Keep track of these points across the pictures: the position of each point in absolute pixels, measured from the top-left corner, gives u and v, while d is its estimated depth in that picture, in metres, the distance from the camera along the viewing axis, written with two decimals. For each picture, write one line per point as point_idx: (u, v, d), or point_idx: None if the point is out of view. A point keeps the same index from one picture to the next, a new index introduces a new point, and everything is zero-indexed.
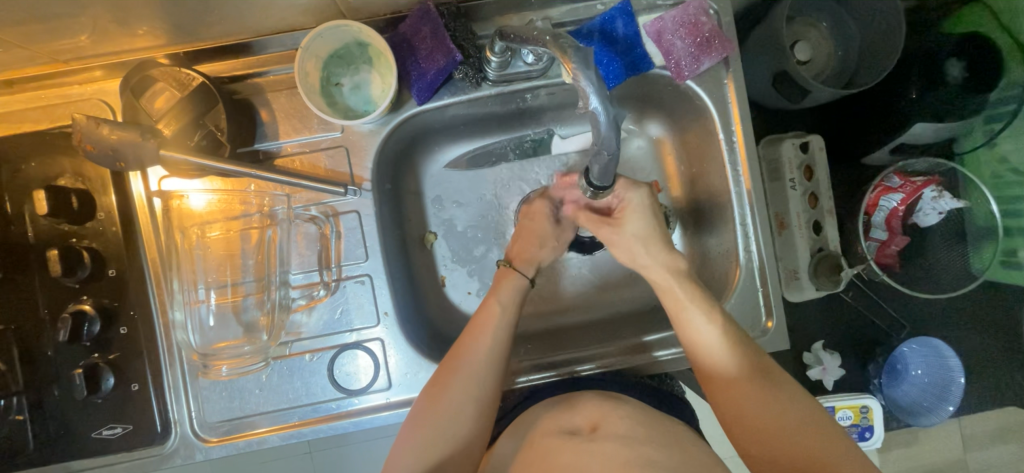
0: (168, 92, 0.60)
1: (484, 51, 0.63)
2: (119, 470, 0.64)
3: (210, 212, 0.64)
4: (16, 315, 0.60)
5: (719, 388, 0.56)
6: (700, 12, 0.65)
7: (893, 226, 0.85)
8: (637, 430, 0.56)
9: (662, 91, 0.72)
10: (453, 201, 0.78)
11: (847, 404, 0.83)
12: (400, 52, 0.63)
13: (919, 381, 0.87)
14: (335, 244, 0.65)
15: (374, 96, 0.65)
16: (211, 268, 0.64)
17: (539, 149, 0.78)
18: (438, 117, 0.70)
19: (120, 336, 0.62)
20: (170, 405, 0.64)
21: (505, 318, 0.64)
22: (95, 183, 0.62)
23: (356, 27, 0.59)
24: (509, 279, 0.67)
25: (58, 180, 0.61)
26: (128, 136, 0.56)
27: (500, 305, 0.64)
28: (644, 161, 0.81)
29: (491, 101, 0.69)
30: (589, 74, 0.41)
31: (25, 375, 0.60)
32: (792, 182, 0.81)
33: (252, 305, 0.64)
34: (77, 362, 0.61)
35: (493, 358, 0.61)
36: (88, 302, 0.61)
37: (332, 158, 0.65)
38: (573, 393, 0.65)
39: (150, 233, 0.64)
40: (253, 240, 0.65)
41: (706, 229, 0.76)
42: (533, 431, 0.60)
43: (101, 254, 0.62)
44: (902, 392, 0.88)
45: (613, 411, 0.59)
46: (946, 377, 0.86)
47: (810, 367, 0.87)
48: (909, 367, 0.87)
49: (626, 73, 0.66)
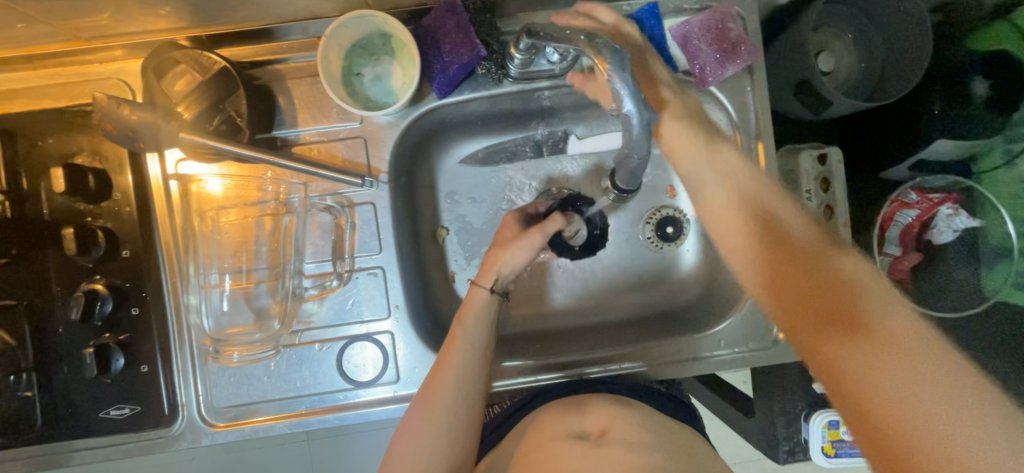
0: (188, 75, 0.59)
1: (507, 48, 0.63)
2: (125, 450, 0.64)
3: (224, 196, 0.64)
4: (28, 291, 0.60)
5: (798, 329, 0.47)
6: (727, 17, 0.64)
7: (907, 241, 0.84)
8: (644, 436, 0.58)
9: None
10: (466, 197, 0.77)
11: None
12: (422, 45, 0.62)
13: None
14: (349, 235, 0.65)
15: (394, 89, 0.64)
16: (224, 253, 0.64)
17: (556, 147, 0.77)
18: (457, 112, 0.69)
19: (130, 317, 0.62)
20: (178, 388, 0.64)
21: (476, 340, 0.61)
22: (112, 163, 0.61)
23: (382, 18, 0.59)
24: (474, 296, 0.62)
25: (75, 158, 0.61)
26: (149, 117, 0.57)
27: (465, 330, 0.61)
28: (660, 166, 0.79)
29: (508, 96, 0.68)
30: (624, 76, 0.41)
31: (36, 352, 0.61)
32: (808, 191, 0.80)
33: (264, 292, 0.64)
34: (87, 341, 0.61)
35: (460, 386, 0.59)
36: (100, 282, 0.61)
37: (350, 148, 0.65)
38: (582, 396, 0.65)
39: (165, 216, 0.64)
40: (267, 227, 0.64)
41: None
42: (542, 431, 0.61)
43: (115, 234, 0.62)
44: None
45: (622, 416, 0.61)
46: None
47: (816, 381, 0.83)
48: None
49: None
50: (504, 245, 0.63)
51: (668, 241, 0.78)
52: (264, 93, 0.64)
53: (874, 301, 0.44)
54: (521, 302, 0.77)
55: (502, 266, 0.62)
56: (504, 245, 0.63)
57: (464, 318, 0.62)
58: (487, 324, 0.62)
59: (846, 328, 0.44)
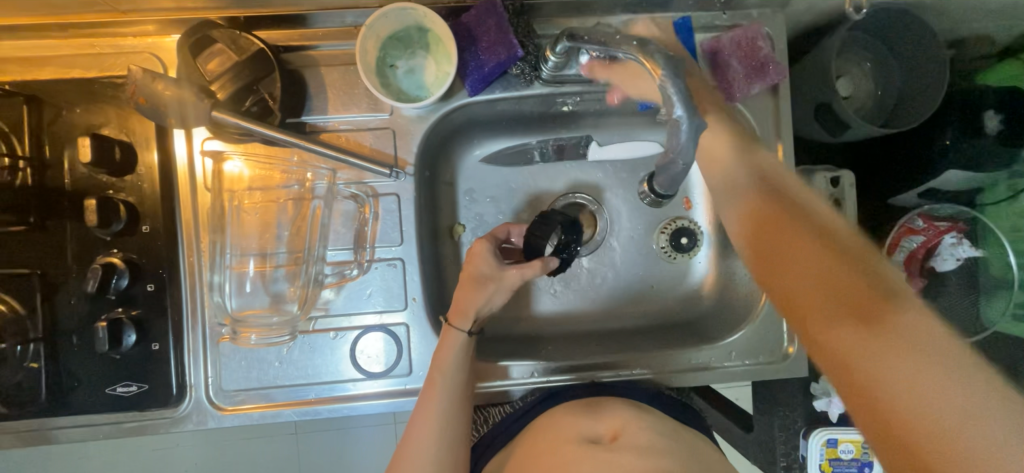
0: (223, 55, 0.58)
1: (543, 51, 0.64)
2: (126, 429, 0.63)
3: (249, 179, 0.63)
4: (42, 261, 0.60)
5: (799, 280, 0.47)
6: (758, 36, 0.66)
7: (911, 269, 0.85)
8: (657, 443, 0.59)
9: None
10: (484, 196, 0.78)
11: (849, 438, 0.82)
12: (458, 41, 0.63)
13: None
14: (372, 224, 0.65)
15: (426, 82, 0.65)
16: (245, 235, 0.64)
17: (577, 153, 0.78)
18: (485, 110, 0.70)
19: (145, 293, 0.61)
20: (188, 368, 0.63)
21: (454, 385, 0.60)
22: (139, 138, 0.61)
23: (424, 12, 0.59)
24: (449, 338, 0.61)
25: (100, 130, 0.60)
26: (184, 94, 0.56)
27: (442, 373, 0.60)
28: None
29: (533, 100, 0.69)
30: (676, 83, 0.46)
31: (46, 323, 0.60)
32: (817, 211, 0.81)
33: (281, 276, 0.64)
34: (99, 314, 0.60)
35: (443, 436, 0.59)
36: (117, 255, 0.60)
37: (378, 139, 0.65)
38: (597, 401, 0.66)
39: (187, 194, 0.63)
40: (290, 211, 0.64)
41: (733, 252, 0.77)
42: (554, 429, 0.62)
43: (136, 209, 0.61)
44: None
45: (634, 422, 0.62)
46: None
47: (816, 398, 0.84)
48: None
49: None
50: (481, 282, 0.62)
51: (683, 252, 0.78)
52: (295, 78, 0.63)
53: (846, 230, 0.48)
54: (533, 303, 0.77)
55: (479, 306, 0.62)
56: (482, 282, 0.62)
57: (439, 362, 0.60)
58: (462, 365, 0.61)
59: (852, 282, 0.43)
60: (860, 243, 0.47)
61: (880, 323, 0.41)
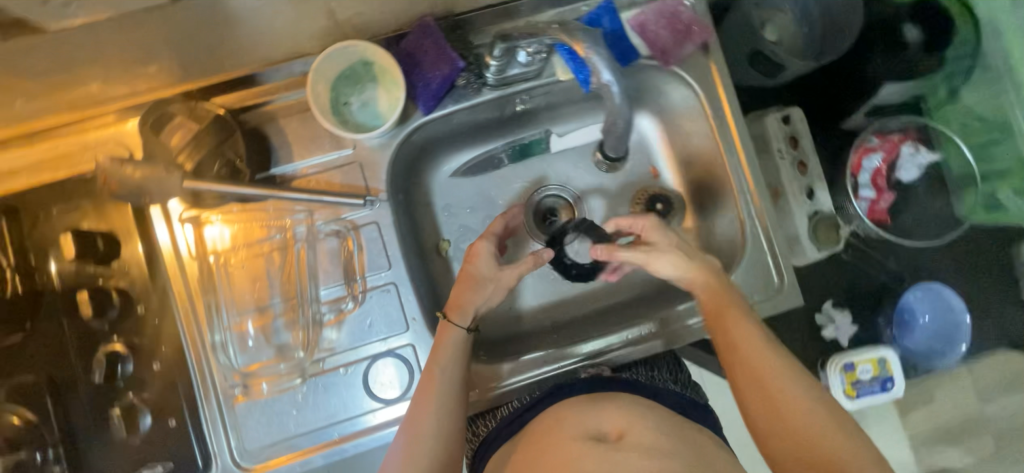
0: (184, 127, 0.62)
1: (482, 58, 0.67)
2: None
3: (231, 241, 0.65)
4: (43, 364, 0.60)
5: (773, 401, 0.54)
6: (677, 3, 0.71)
7: (880, 183, 0.90)
8: (662, 441, 0.54)
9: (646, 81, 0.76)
10: (462, 208, 0.80)
11: (864, 358, 0.86)
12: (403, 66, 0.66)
13: (930, 327, 0.91)
14: (358, 256, 0.67)
15: (382, 111, 0.68)
16: (239, 294, 0.65)
17: (540, 148, 0.81)
18: (443, 125, 0.73)
19: (152, 374, 0.63)
20: (208, 437, 0.63)
21: (451, 377, 0.61)
22: (117, 223, 0.63)
23: (367, 47, 0.63)
24: (445, 334, 0.62)
25: (80, 225, 0.62)
26: (151, 172, 0.58)
27: (440, 371, 0.60)
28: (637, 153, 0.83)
29: (483, 106, 0.72)
30: (599, 51, 0.57)
31: (59, 425, 0.60)
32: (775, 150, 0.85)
33: (284, 326, 0.66)
34: (110, 403, 0.61)
35: (440, 426, 0.59)
36: (118, 342, 0.62)
37: (347, 174, 0.68)
38: (598, 396, 0.64)
39: (174, 271, 0.64)
40: (276, 262, 0.66)
41: (710, 207, 0.78)
42: (557, 430, 0.59)
43: (128, 294, 0.63)
44: (922, 342, 0.92)
45: (641, 420, 0.57)
46: (953, 319, 0.90)
47: (823, 328, 0.91)
48: (921, 316, 0.91)
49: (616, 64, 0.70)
50: (479, 281, 0.64)
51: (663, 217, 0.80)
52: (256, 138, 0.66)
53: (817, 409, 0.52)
54: (532, 299, 0.79)
55: (479, 304, 0.64)
56: (483, 282, 0.64)
57: (436, 359, 0.61)
58: (461, 362, 0.62)
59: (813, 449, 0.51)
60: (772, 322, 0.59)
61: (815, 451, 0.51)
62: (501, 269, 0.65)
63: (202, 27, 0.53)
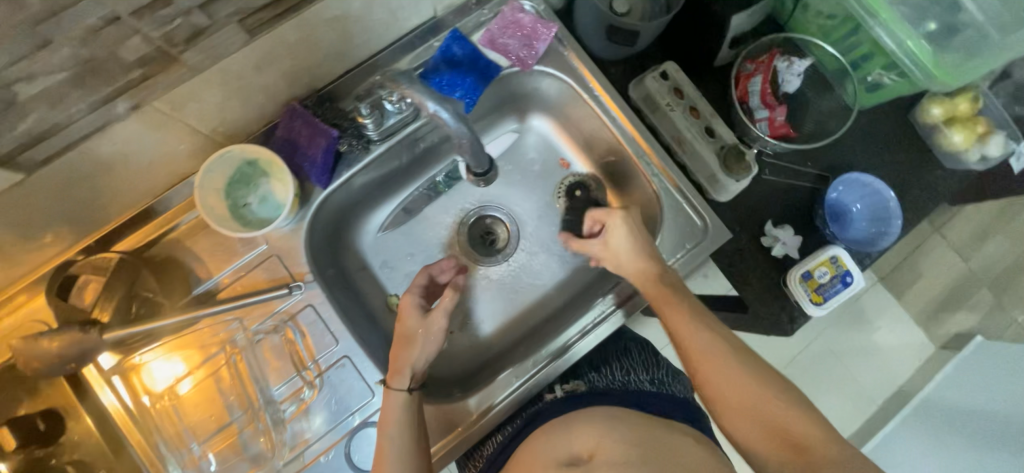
0: (93, 282, 0.62)
1: (357, 120, 0.71)
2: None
3: (180, 376, 0.68)
4: None
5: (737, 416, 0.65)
6: (516, 12, 0.76)
7: (769, 102, 0.94)
8: (631, 454, 0.60)
9: (520, 86, 0.83)
10: (402, 257, 0.84)
11: (817, 263, 0.89)
12: (286, 153, 0.69)
13: (861, 213, 0.96)
14: (303, 343, 0.69)
15: (281, 200, 0.70)
16: (197, 421, 0.67)
17: (456, 177, 0.86)
18: (349, 192, 0.76)
19: None
20: None
21: (403, 444, 0.63)
22: (55, 401, 0.64)
23: (244, 149, 0.65)
24: (388, 398, 0.65)
25: (17, 413, 0.63)
26: (71, 337, 0.58)
27: (389, 437, 0.63)
28: (541, 151, 0.90)
29: (384, 162, 0.77)
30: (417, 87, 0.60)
31: None
32: (658, 110, 0.92)
33: (245, 440, 0.67)
34: None
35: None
36: None
37: (268, 269, 0.70)
38: (569, 419, 0.70)
39: (126, 423, 0.65)
40: (225, 378, 0.68)
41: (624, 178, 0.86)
42: (533, 461, 0.65)
43: (86, 462, 0.64)
44: (857, 229, 0.96)
45: (608, 438, 0.63)
46: (880, 199, 0.94)
47: (772, 248, 0.92)
48: (848, 206, 0.95)
49: (481, 82, 0.74)
50: (408, 338, 0.68)
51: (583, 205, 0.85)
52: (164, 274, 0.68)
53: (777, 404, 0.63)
54: (495, 315, 0.86)
55: (415, 360, 0.67)
56: (412, 337, 0.68)
57: (388, 420, 0.64)
58: (410, 419, 0.64)
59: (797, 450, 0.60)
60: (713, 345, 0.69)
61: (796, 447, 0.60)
62: (424, 317, 0.69)
63: (72, 185, 0.56)
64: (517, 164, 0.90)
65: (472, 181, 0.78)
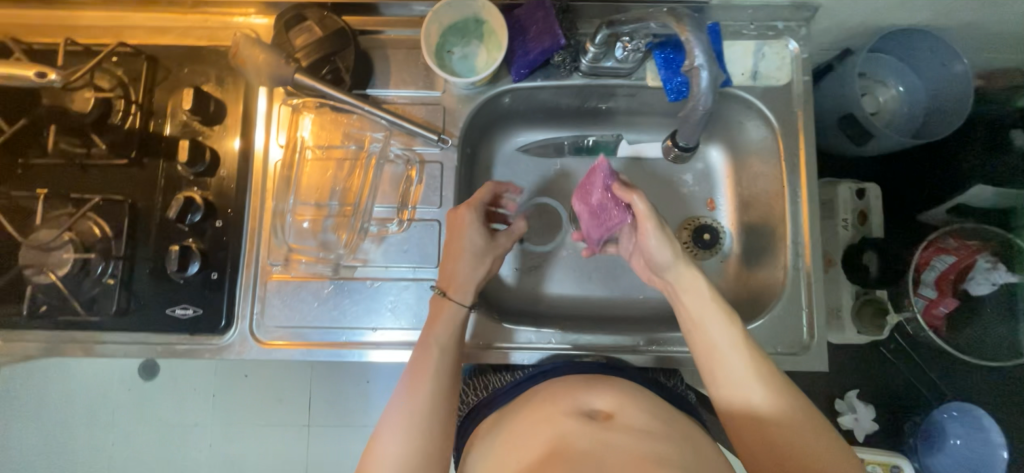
0: (484, 17, 0.70)
1: (804, 92, 0.73)
2: (177, 351, 0.69)
3: (443, 152, 0.73)
4: (324, 167, 0.72)
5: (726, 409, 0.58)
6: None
7: (943, 287, 0.82)
8: (653, 425, 0.56)
9: (926, 170, 0.84)
10: (699, 203, 0.83)
11: (879, 460, 0.84)
12: (594, 192, 0.67)
13: (957, 453, 0.84)
14: (707, 188, 0.83)
15: (773, 74, 0.73)
16: (418, 190, 0.72)
17: (838, 181, 0.85)
18: (741, 116, 0.77)
19: (372, 217, 0.71)
20: (368, 313, 0.69)
21: (445, 364, 0.62)
22: (408, 115, 0.73)
23: (670, 24, 0.57)
24: (446, 308, 0.65)
25: (391, 100, 0.73)
26: (489, 61, 0.72)
27: (439, 346, 0.63)
28: (877, 225, 0.83)
29: (767, 128, 0.75)
30: (802, 107, 0.73)
31: (312, 209, 0.71)
32: (991, 282, 0.81)
33: (424, 228, 0.71)
34: (341, 224, 0.71)
35: (442, 366, 0.62)
36: (364, 181, 0.71)
37: (760, 145, 0.77)
38: (591, 379, 0.65)
39: (417, 145, 0.73)
40: (442, 177, 0.72)
41: (950, 323, 0.83)
42: (551, 404, 0.60)
43: (390, 145, 0.72)
44: (938, 463, 0.87)
45: (631, 403, 0.59)
46: (988, 453, 0.82)
47: (841, 414, 0.93)
48: (948, 435, 0.85)
49: (808, 123, 0.73)
50: (473, 254, 0.67)
51: (861, 310, 0.83)
52: (544, 73, 0.74)
53: (796, 420, 0.54)
54: None
55: (475, 278, 0.67)
56: (479, 254, 0.67)
57: (444, 333, 0.64)
58: (456, 334, 0.65)
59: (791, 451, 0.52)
60: (768, 146, 0.76)
61: (778, 434, 0.54)
62: (489, 239, 0.68)
63: None
64: (851, 222, 0.84)
65: (846, 184, 0.84)
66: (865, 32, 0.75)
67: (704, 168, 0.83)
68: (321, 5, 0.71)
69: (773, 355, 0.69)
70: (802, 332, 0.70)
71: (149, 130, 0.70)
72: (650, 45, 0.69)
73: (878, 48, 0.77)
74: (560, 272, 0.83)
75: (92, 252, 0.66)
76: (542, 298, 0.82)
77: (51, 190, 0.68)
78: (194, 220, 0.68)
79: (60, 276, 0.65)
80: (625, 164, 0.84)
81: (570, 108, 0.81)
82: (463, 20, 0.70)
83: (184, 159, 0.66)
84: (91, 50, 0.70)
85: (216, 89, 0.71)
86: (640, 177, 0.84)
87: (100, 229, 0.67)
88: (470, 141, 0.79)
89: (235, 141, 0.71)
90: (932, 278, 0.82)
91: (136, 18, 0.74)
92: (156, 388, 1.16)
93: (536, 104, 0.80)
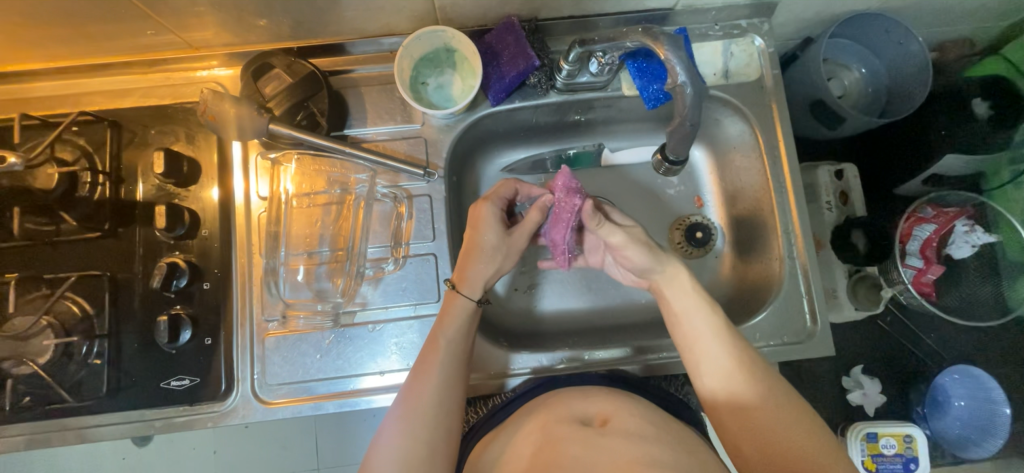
0: (454, 46, 0.70)
1: (774, 84, 0.75)
2: (176, 424, 0.66)
3: (430, 185, 0.72)
4: (311, 215, 0.70)
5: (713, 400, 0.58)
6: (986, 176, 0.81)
7: (928, 255, 0.84)
8: (647, 430, 0.57)
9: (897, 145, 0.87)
10: (687, 203, 0.84)
11: (889, 432, 0.86)
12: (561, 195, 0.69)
13: (962, 413, 0.89)
14: (692, 184, 0.85)
15: (743, 71, 0.75)
16: (409, 227, 0.71)
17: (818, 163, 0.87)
18: (717, 115, 0.79)
19: (365, 259, 0.69)
20: (373, 358, 0.68)
21: (449, 362, 0.61)
22: (391, 151, 0.72)
23: (646, 42, 0.58)
24: (455, 303, 0.64)
25: (372, 138, 0.72)
26: (465, 90, 0.72)
27: (446, 340, 0.62)
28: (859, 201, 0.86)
29: (743, 123, 0.77)
30: (775, 100, 0.75)
31: (303, 257, 0.70)
32: (970, 243, 0.84)
33: (420, 264, 0.70)
34: (336, 271, 0.69)
35: (447, 375, 0.60)
36: (354, 224, 0.70)
37: (739, 140, 0.79)
38: (586, 389, 0.65)
39: (403, 181, 0.72)
40: (429, 208, 0.71)
41: (940, 290, 0.85)
42: (545, 414, 0.61)
43: (375, 184, 0.71)
44: (945, 426, 0.90)
45: (625, 408, 0.60)
46: (991, 410, 0.88)
47: (850, 392, 0.94)
48: (951, 398, 0.90)
49: (781, 114, 0.75)
50: (487, 251, 0.66)
51: (856, 288, 0.86)
52: (521, 94, 0.74)
53: (784, 407, 0.54)
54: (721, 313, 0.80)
55: (486, 278, 0.66)
56: (489, 250, 0.66)
57: (451, 330, 0.62)
58: (465, 329, 0.63)
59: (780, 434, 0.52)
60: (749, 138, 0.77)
61: (761, 418, 0.54)
62: (506, 237, 0.67)
63: None
64: (835, 204, 0.86)
65: (826, 165, 0.87)
66: (824, 20, 0.78)
67: (688, 167, 0.85)
68: (288, 51, 0.70)
69: (773, 347, 0.70)
70: (805, 319, 0.71)
71: (121, 197, 0.67)
72: (623, 58, 0.69)
73: (838, 33, 0.80)
74: (559, 288, 0.82)
75: (74, 334, 0.63)
76: (547, 314, 0.81)
77: (22, 273, 0.64)
78: (180, 286, 0.65)
79: (41, 365, 0.62)
80: (613, 171, 0.84)
81: (550, 124, 0.81)
82: (434, 51, 0.70)
83: (162, 224, 0.63)
84: (49, 122, 0.66)
85: (188, 147, 0.69)
86: (627, 183, 0.84)
87: (80, 307, 0.64)
88: (456, 169, 0.78)
89: (214, 198, 0.68)
90: (916, 248, 0.84)
91: (94, 84, 0.71)
92: (152, 458, 1.10)
93: (517, 125, 0.79)
